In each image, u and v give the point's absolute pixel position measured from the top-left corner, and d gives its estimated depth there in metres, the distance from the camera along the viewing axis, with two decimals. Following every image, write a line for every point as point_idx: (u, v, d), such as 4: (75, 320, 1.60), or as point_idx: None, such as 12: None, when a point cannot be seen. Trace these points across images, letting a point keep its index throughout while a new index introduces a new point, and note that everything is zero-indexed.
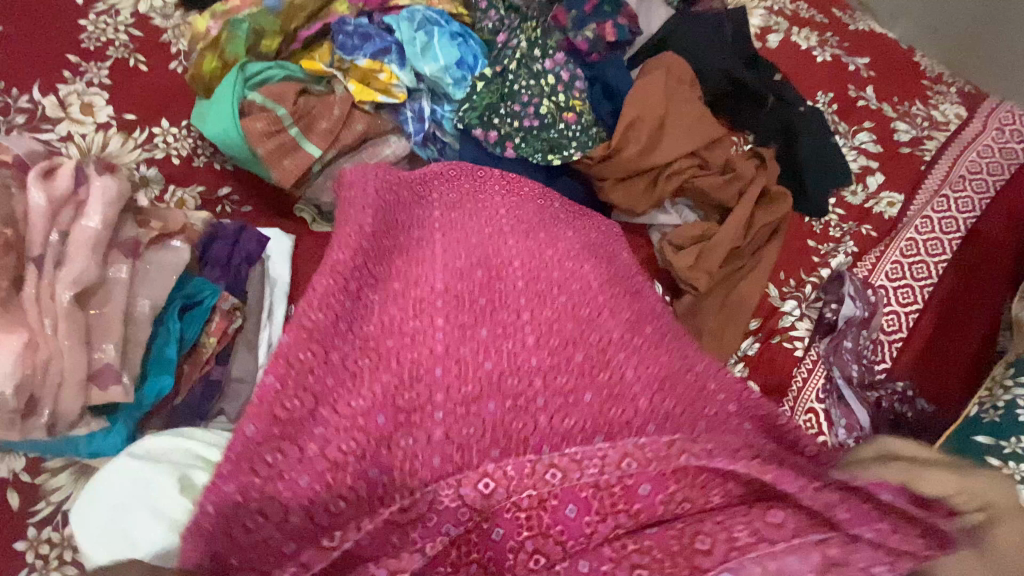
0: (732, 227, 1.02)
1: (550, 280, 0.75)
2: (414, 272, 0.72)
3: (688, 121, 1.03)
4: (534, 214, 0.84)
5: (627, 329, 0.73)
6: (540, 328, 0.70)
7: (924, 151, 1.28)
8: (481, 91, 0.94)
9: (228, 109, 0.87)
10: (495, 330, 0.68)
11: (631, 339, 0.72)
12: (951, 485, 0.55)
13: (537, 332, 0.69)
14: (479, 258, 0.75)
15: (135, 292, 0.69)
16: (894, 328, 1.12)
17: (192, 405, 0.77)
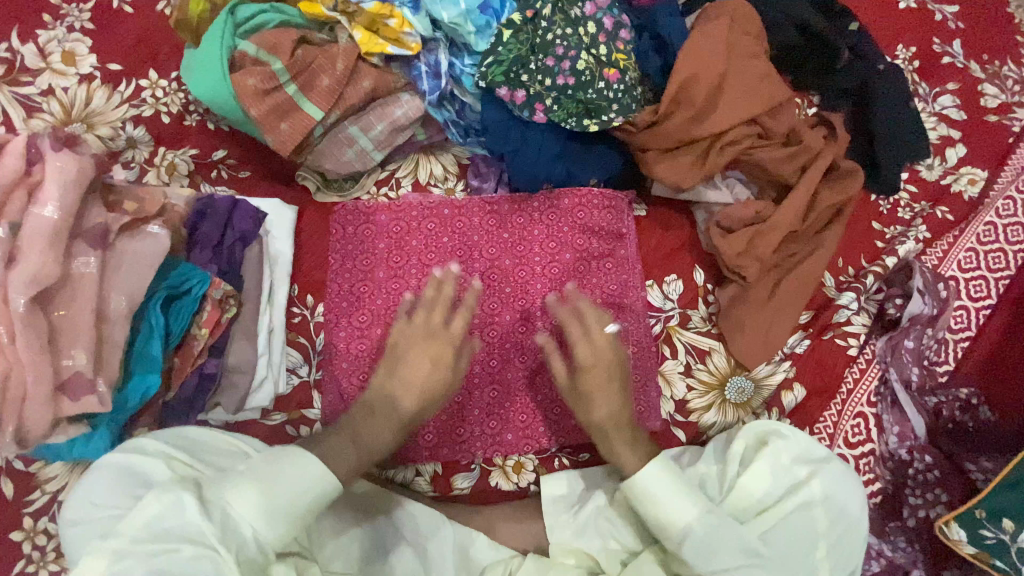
0: (789, 213, 0.90)
1: (507, 320, 0.88)
2: (394, 288, 0.86)
3: (750, 80, 0.87)
4: (505, 256, 0.90)
5: (566, 353, 0.88)
6: (491, 349, 0.87)
7: (1013, 122, 1.11)
8: (508, 41, 0.79)
9: (218, 62, 0.76)
10: (455, 344, 0.86)
11: (570, 355, 0.88)
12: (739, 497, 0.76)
13: (487, 349, 0.87)
14: (450, 285, 0.88)
15: (108, 287, 0.60)
16: (962, 326, 1.00)
17: (186, 398, 0.72)
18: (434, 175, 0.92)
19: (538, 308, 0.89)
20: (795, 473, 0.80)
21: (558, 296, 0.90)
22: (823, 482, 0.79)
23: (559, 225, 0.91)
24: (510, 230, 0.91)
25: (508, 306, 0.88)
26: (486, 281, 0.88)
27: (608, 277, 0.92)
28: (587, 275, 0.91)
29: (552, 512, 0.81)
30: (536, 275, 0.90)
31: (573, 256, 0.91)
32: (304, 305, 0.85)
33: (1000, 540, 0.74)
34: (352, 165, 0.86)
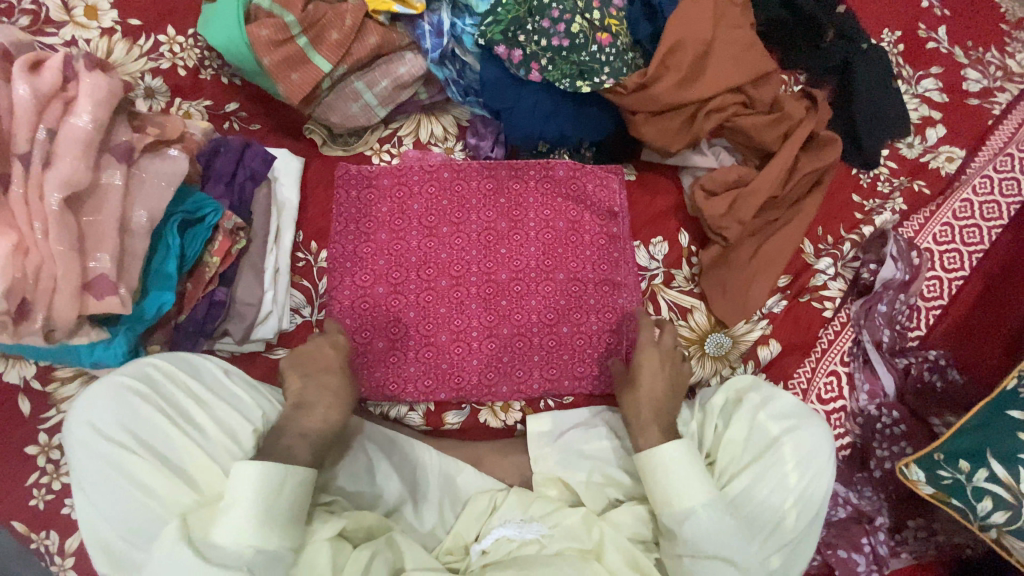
0: (770, 175, 0.95)
1: (500, 283, 0.91)
2: (394, 245, 0.91)
3: (735, 49, 0.92)
4: (501, 222, 0.93)
5: (558, 314, 0.92)
6: (485, 310, 0.90)
7: (994, 105, 1.15)
8: (507, 3, 0.84)
9: (234, 13, 0.81)
10: (451, 302, 0.90)
11: (562, 319, 0.92)
12: (715, 433, 0.84)
13: (482, 309, 0.90)
14: (445, 246, 0.91)
15: (130, 202, 0.65)
16: (934, 294, 1.05)
17: (196, 322, 0.77)
18: (435, 135, 0.97)
19: (532, 271, 0.92)
20: (767, 430, 0.81)
21: (552, 263, 0.93)
22: (795, 442, 0.79)
23: (552, 194, 0.95)
24: (504, 199, 0.94)
25: (504, 269, 0.92)
26: (481, 245, 0.92)
27: (600, 251, 0.95)
28: (581, 245, 0.95)
29: (535, 447, 0.86)
30: (531, 240, 0.93)
31: (567, 226, 0.95)
32: (308, 252, 0.90)
33: (956, 480, 0.79)
34: (357, 119, 0.91)
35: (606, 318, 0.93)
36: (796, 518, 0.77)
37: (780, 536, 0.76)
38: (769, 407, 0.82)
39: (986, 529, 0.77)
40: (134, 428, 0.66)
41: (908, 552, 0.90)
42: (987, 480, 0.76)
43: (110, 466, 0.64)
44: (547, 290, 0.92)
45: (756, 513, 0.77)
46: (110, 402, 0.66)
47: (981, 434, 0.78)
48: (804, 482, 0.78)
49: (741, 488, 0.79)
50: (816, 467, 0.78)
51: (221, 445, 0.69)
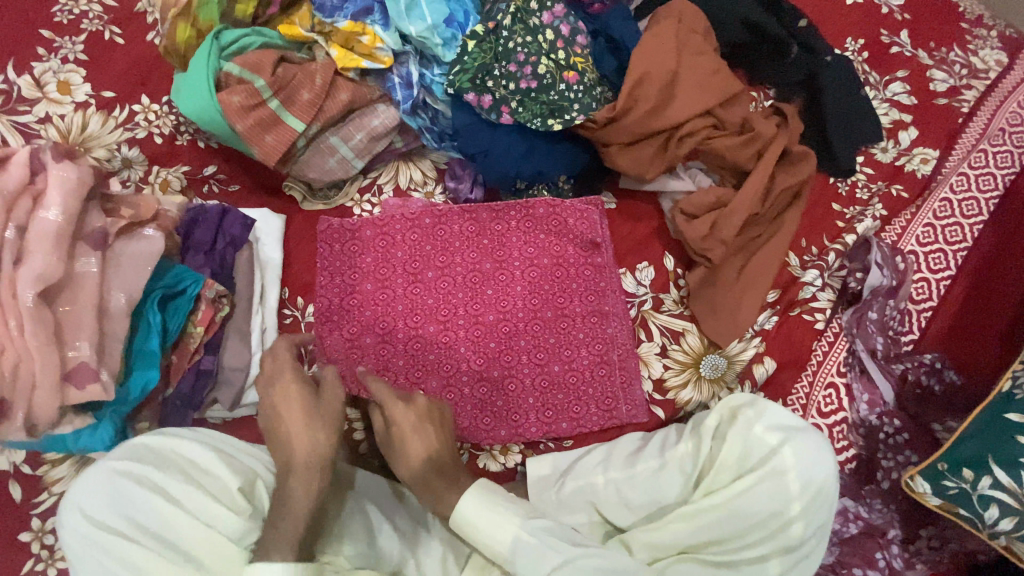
0: (748, 194, 0.95)
1: (489, 325, 0.91)
2: (380, 294, 0.91)
3: (701, 75, 0.93)
4: (485, 262, 0.94)
5: (548, 352, 0.92)
6: (475, 354, 0.90)
7: (962, 103, 1.17)
8: (473, 50, 0.86)
9: (204, 83, 0.82)
10: (440, 349, 0.90)
11: (553, 356, 0.92)
12: (712, 453, 0.82)
13: (472, 354, 0.90)
14: (431, 292, 0.91)
15: (108, 286, 0.65)
16: (923, 296, 1.05)
17: (183, 395, 0.75)
18: (414, 180, 0.98)
19: (518, 310, 0.92)
20: (765, 442, 0.80)
21: (539, 300, 0.93)
22: (796, 449, 0.78)
23: (531, 228, 0.96)
24: (486, 237, 0.95)
25: (491, 309, 0.92)
26: (467, 288, 0.92)
27: (585, 282, 0.95)
28: (566, 279, 0.95)
29: (538, 490, 0.84)
30: (516, 279, 0.94)
31: (551, 259, 0.95)
32: (294, 308, 0.90)
33: (962, 490, 0.77)
34: (335, 173, 0.92)
35: (595, 350, 0.93)
36: (801, 527, 0.76)
37: (782, 539, 0.75)
38: (765, 417, 0.81)
39: (995, 536, 0.76)
40: (128, 509, 0.65)
41: (924, 563, 0.88)
42: (991, 487, 0.75)
43: (106, 552, 0.63)
44: (536, 328, 0.92)
45: (754, 522, 0.76)
46: (100, 486, 0.65)
47: (983, 441, 0.77)
48: (808, 494, 0.77)
49: (749, 498, 0.77)
50: (815, 477, 0.78)
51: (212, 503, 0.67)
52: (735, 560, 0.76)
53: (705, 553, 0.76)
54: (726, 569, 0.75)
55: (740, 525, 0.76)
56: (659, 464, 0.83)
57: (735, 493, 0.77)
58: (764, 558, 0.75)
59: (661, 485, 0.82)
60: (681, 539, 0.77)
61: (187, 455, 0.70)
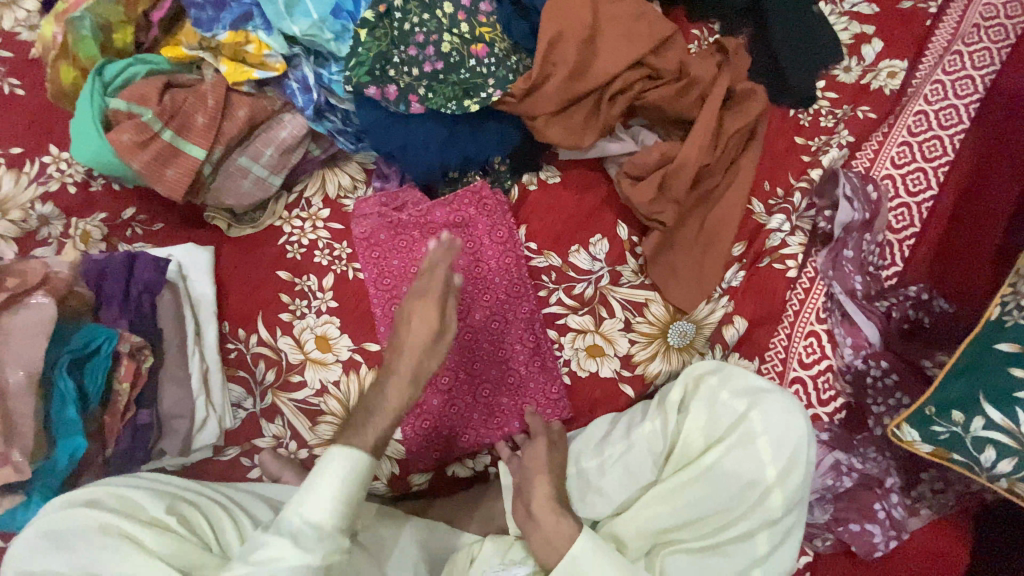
0: (694, 145, 0.88)
1: None
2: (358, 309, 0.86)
3: (622, 25, 0.86)
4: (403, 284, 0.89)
5: (482, 362, 0.87)
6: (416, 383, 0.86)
7: (930, 2, 1.06)
8: (366, 40, 0.79)
9: (91, 126, 0.78)
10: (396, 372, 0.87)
11: (486, 367, 0.87)
12: (676, 430, 0.78)
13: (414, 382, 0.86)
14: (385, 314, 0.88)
15: (5, 364, 0.63)
16: (904, 223, 0.98)
17: (125, 451, 0.72)
18: (343, 187, 0.93)
19: (443, 326, 0.88)
20: (732, 409, 0.76)
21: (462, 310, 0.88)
22: (765, 413, 0.74)
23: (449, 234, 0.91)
24: (406, 249, 0.90)
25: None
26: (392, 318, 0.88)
27: (510, 274, 0.91)
28: (486, 278, 0.90)
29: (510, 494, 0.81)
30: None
31: (466, 261, 0.90)
32: (238, 340, 0.88)
33: (953, 433, 0.71)
34: (253, 195, 0.87)
35: (530, 341, 0.89)
36: (779, 494, 0.72)
37: (763, 511, 0.72)
38: (730, 384, 0.77)
39: (995, 480, 0.70)
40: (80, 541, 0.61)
41: (928, 508, 0.83)
42: (985, 428, 0.69)
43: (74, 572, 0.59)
44: (466, 340, 0.87)
45: (730, 496, 0.73)
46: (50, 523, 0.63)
47: (973, 376, 0.71)
48: (782, 459, 0.73)
49: (719, 469, 0.74)
50: (790, 437, 0.73)
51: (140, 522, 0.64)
52: (712, 535, 0.73)
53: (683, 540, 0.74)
54: (710, 552, 0.72)
55: (715, 501, 0.73)
56: (626, 446, 0.79)
57: (704, 467, 0.74)
58: (750, 535, 0.72)
59: (637, 471, 0.78)
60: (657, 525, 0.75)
61: (113, 493, 0.67)
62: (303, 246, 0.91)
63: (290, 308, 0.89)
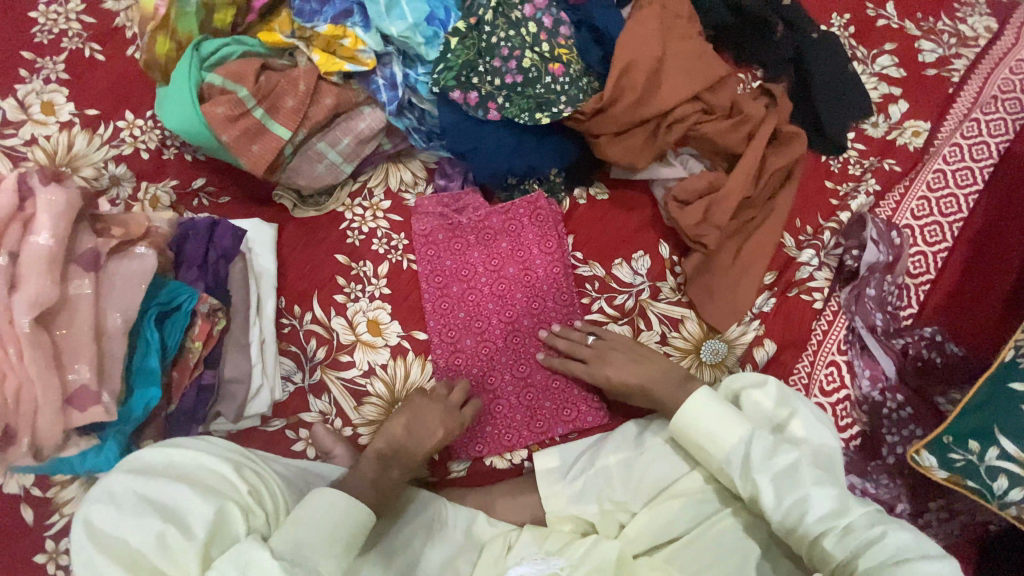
0: (741, 177, 0.95)
1: (465, 349, 0.92)
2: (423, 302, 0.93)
3: (687, 60, 0.93)
4: (455, 283, 0.93)
5: (525, 364, 0.92)
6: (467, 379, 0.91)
7: (952, 72, 1.16)
8: (456, 48, 0.85)
9: (186, 96, 0.81)
10: (448, 366, 0.91)
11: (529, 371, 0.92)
12: None
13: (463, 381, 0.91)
14: (439, 310, 0.92)
15: (104, 306, 0.66)
16: (921, 270, 1.05)
17: (187, 409, 0.76)
18: (404, 182, 0.97)
19: (494, 329, 0.93)
20: (772, 416, 0.80)
21: (512, 313, 0.94)
22: (803, 420, 0.78)
23: (500, 239, 0.96)
24: (461, 250, 0.95)
25: (467, 336, 0.92)
26: (444, 315, 0.92)
27: (555, 280, 0.95)
28: (536, 284, 0.95)
29: (546, 485, 0.84)
30: (487, 295, 0.94)
31: (517, 267, 0.95)
32: (292, 317, 0.91)
33: (969, 462, 0.78)
34: (324, 179, 0.92)
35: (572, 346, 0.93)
36: None
37: None
38: (768, 393, 0.81)
39: (1005, 507, 0.76)
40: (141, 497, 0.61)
41: (933, 535, 0.89)
42: (999, 458, 0.75)
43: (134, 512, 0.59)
44: (514, 341, 0.93)
45: None
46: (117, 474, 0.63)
47: (988, 410, 0.78)
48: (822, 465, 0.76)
49: None
50: (827, 445, 0.77)
51: (208, 485, 0.64)
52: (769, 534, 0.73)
53: (786, 496, 0.67)
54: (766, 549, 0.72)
55: None
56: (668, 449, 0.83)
57: None
58: None
59: (679, 461, 0.81)
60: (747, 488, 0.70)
61: (167, 457, 0.67)
62: (363, 233, 0.95)
63: (345, 290, 0.92)
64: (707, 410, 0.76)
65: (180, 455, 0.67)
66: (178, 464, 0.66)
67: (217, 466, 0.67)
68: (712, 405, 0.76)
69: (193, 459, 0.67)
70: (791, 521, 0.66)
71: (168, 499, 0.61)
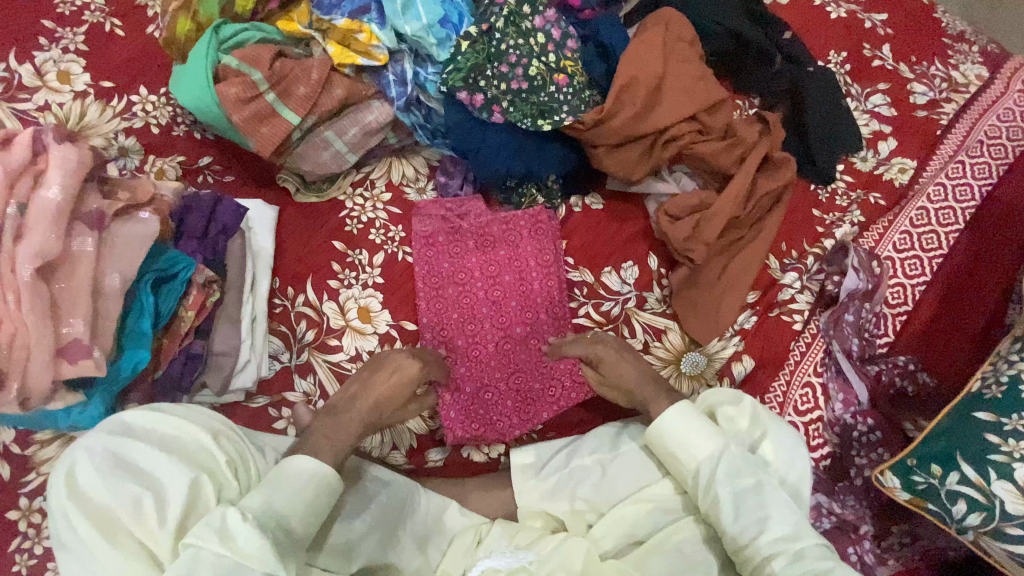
0: (730, 198, 0.98)
1: (455, 349, 0.94)
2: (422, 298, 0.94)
3: (686, 82, 0.96)
4: (450, 286, 0.95)
5: (513, 369, 0.94)
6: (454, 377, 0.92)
7: (941, 115, 1.21)
8: (466, 51, 0.89)
9: (202, 74, 0.84)
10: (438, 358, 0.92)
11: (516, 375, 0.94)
12: None
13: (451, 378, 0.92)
14: (432, 309, 0.94)
15: (104, 266, 0.68)
16: (899, 300, 1.08)
17: (174, 376, 0.78)
18: (406, 176, 1.01)
19: (487, 332, 0.94)
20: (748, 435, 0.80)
21: (505, 319, 0.95)
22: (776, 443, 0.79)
23: (497, 249, 0.98)
24: (458, 256, 0.97)
25: (461, 334, 0.94)
26: (437, 316, 0.94)
27: (549, 292, 0.97)
28: (530, 294, 0.97)
29: (520, 480, 0.85)
30: (482, 299, 0.96)
31: (513, 277, 0.97)
32: (285, 297, 0.92)
33: (931, 485, 0.80)
34: (329, 166, 0.94)
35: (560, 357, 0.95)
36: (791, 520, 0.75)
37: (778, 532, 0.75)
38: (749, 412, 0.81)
39: (964, 532, 0.79)
40: (118, 465, 0.62)
41: (895, 559, 0.92)
42: (959, 482, 0.78)
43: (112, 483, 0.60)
44: (505, 347, 0.94)
45: None
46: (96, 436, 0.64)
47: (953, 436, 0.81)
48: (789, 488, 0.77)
49: None
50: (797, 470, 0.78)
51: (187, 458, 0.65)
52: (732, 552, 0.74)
53: (744, 515, 0.69)
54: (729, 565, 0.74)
55: None
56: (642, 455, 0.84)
57: None
58: None
59: (649, 467, 0.83)
60: (708, 503, 0.72)
61: (147, 423, 0.67)
62: (361, 222, 0.97)
63: (339, 276, 0.94)
64: (681, 427, 0.76)
65: (163, 420, 0.68)
66: (158, 429, 0.67)
67: (196, 438, 0.67)
68: (686, 421, 0.76)
69: (172, 428, 0.67)
70: (745, 540, 0.68)
71: (146, 471, 0.62)
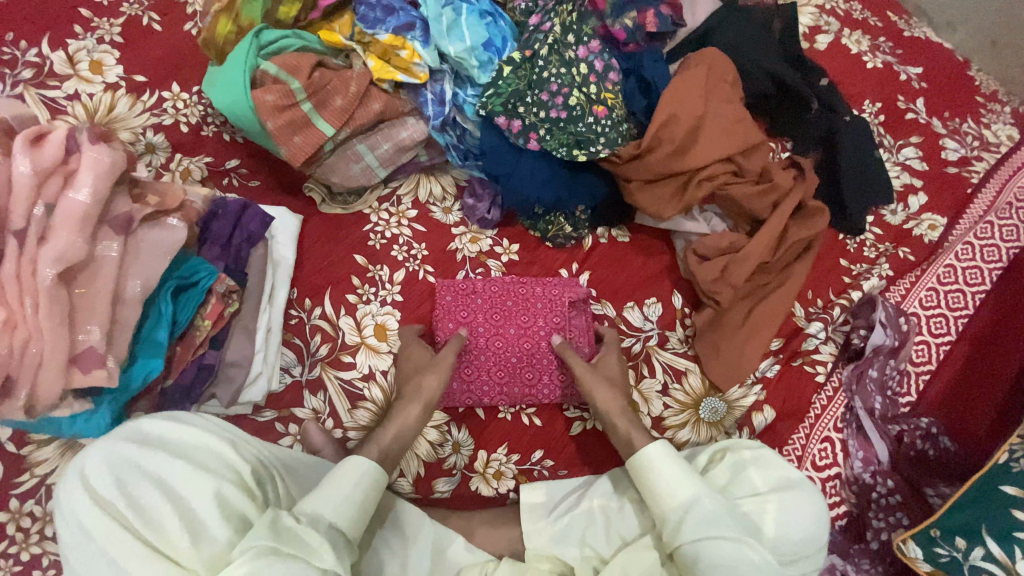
0: (761, 242, 0.96)
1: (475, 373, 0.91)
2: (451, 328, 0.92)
3: (724, 123, 0.95)
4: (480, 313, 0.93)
5: (519, 394, 0.92)
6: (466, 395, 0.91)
7: (972, 173, 1.20)
8: (508, 76, 0.88)
9: (239, 79, 0.83)
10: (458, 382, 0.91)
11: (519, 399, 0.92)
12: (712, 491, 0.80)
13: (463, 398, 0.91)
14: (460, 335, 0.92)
15: (127, 272, 0.67)
16: (923, 359, 1.06)
17: (184, 385, 0.76)
18: (433, 194, 0.99)
19: (507, 379, 0.92)
20: (753, 483, 0.79)
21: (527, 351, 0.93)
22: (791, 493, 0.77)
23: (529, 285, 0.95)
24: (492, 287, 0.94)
25: (482, 373, 0.91)
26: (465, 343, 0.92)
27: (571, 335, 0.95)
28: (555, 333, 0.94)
29: (529, 519, 0.83)
30: (510, 347, 0.92)
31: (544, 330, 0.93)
32: (301, 309, 0.90)
33: (954, 558, 0.78)
34: (358, 180, 0.93)
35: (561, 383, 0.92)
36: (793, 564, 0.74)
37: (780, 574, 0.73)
38: (759, 459, 0.81)
39: None
40: (136, 475, 0.59)
41: None
42: (983, 558, 0.76)
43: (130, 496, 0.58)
44: (518, 375, 0.92)
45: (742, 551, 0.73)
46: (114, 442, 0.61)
47: (977, 512, 0.79)
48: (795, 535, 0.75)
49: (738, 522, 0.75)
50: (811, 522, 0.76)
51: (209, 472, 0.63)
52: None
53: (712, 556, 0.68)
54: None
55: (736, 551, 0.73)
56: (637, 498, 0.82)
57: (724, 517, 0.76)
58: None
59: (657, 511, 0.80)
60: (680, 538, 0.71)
61: (166, 431, 0.65)
62: (384, 237, 0.95)
63: (358, 291, 0.92)
64: (661, 463, 0.76)
65: (183, 430, 0.66)
66: (176, 440, 0.64)
67: (216, 449, 0.65)
68: (662, 460, 0.76)
69: (194, 438, 0.65)
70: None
71: (167, 485, 0.60)
